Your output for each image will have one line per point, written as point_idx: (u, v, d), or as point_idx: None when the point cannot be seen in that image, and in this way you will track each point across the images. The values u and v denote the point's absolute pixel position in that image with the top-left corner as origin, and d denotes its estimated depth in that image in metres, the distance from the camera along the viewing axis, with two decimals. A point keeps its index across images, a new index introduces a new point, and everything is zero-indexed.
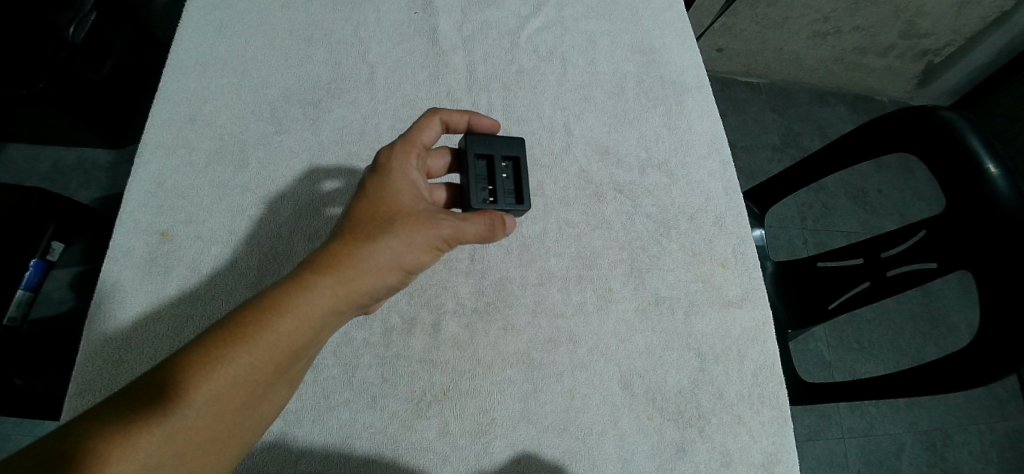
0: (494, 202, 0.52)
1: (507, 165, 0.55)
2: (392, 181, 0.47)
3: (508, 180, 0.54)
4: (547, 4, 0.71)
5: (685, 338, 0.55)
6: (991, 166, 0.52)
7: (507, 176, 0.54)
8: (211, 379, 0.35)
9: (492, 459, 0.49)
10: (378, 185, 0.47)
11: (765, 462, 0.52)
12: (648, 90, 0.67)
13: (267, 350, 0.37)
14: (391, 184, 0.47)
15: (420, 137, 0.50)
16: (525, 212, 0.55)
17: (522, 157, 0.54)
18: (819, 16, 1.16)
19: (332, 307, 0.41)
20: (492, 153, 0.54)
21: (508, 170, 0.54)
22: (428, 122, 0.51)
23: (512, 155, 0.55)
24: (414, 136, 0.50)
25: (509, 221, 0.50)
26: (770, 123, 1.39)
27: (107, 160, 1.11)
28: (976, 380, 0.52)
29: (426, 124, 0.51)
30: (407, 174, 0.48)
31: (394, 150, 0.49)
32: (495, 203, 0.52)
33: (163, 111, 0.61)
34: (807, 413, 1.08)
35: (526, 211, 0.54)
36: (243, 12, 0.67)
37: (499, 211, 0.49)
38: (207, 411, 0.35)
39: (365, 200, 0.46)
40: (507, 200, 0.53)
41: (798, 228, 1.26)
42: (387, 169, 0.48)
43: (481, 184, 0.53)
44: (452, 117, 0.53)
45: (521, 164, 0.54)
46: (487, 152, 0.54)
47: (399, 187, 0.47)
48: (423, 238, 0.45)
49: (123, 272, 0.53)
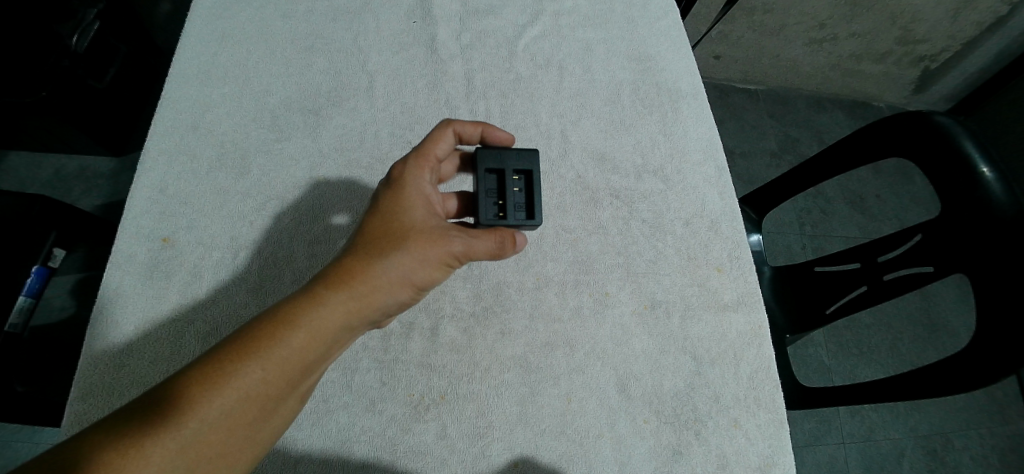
0: (503, 217, 0.53)
1: (520, 178, 0.55)
2: (403, 197, 0.47)
3: (518, 194, 0.54)
4: (545, 13, 0.72)
5: (681, 341, 0.56)
6: (985, 169, 0.53)
7: (518, 190, 0.54)
8: (224, 392, 0.35)
9: (490, 463, 0.49)
10: (391, 200, 0.47)
11: (761, 465, 0.52)
12: (643, 98, 0.68)
13: (280, 365, 0.38)
14: (403, 200, 0.47)
15: (434, 150, 0.51)
16: (536, 226, 0.55)
17: (534, 170, 0.54)
18: (816, 22, 1.18)
19: (344, 322, 0.41)
20: (503, 167, 0.54)
21: (520, 185, 0.55)
22: (442, 134, 0.51)
23: (524, 169, 0.55)
24: (428, 149, 0.50)
25: (520, 239, 0.51)
26: (768, 129, 1.41)
27: (108, 168, 1.13)
28: (973, 382, 0.52)
29: (440, 137, 0.51)
30: (419, 189, 0.49)
31: (408, 164, 0.49)
32: (505, 219, 0.53)
33: (167, 119, 0.62)
34: (806, 418, 1.08)
35: (536, 226, 0.55)
36: (247, 21, 0.68)
37: (510, 229, 0.50)
38: (219, 424, 0.35)
39: (376, 216, 0.47)
40: (517, 215, 0.53)
41: (796, 233, 1.27)
42: (399, 183, 0.48)
43: (491, 199, 0.54)
44: (465, 130, 0.53)
45: (533, 180, 0.54)
46: (499, 166, 0.54)
47: (411, 203, 0.47)
48: (434, 256, 0.45)
49: (124, 278, 0.54)
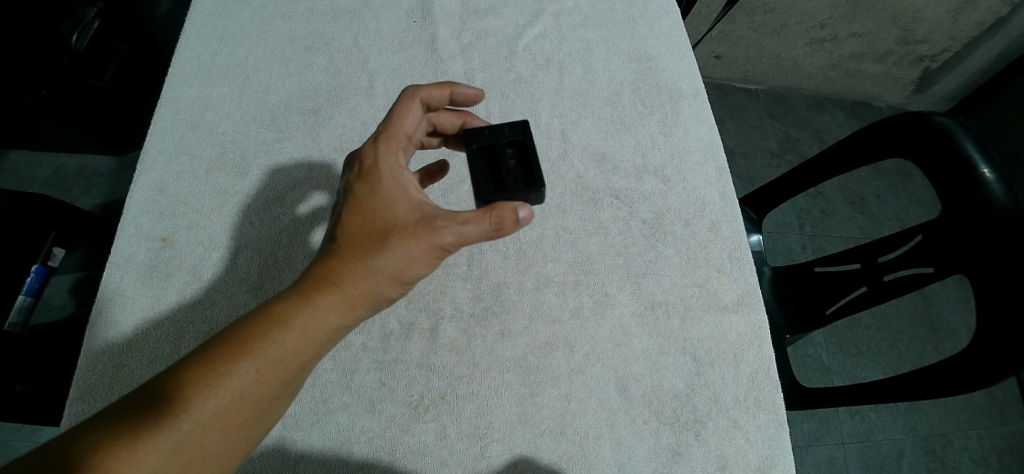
0: (501, 190, 0.46)
1: (514, 150, 0.49)
2: (385, 189, 0.45)
3: (515, 166, 0.48)
4: (545, 12, 0.72)
5: (681, 342, 0.56)
6: (985, 170, 0.53)
7: (514, 162, 0.48)
8: (216, 394, 0.35)
9: (490, 463, 0.49)
10: (373, 192, 0.45)
11: (761, 466, 0.52)
12: (644, 98, 0.68)
13: (272, 366, 0.38)
14: (384, 191, 0.45)
15: (403, 127, 0.48)
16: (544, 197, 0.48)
17: (528, 138, 0.48)
18: (816, 22, 1.18)
19: (335, 322, 0.41)
20: (493, 142, 0.49)
21: (514, 157, 0.49)
22: (409, 105, 0.49)
23: (517, 139, 0.49)
24: (396, 128, 0.48)
25: (521, 211, 0.43)
26: (768, 129, 1.40)
27: (108, 167, 1.12)
28: (974, 384, 0.52)
29: (406, 111, 0.48)
30: (401, 176, 0.46)
31: (382, 149, 0.46)
32: (503, 191, 0.46)
33: (167, 119, 0.62)
34: (807, 418, 1.09)
35: (543, 195, 0.47)
36: (246, 21, 0.68)
37: (510, 204, 0.43)
38: (211, 425, 0.35)
39: (358, 210, 0.44)
40: (517, 185, 0.47)
41: (796, 233, 1.27)
42: (378, 173, 0.45)
43: (486, 176, 0.48)
44: (432, 94, 0.51)
45: (528, 147, 0.48)
46: (489, 142, 0.49)
47: (392, 193, 0.45)
48: (423, 251, 0.42)
49: (124, 278, 0.54)
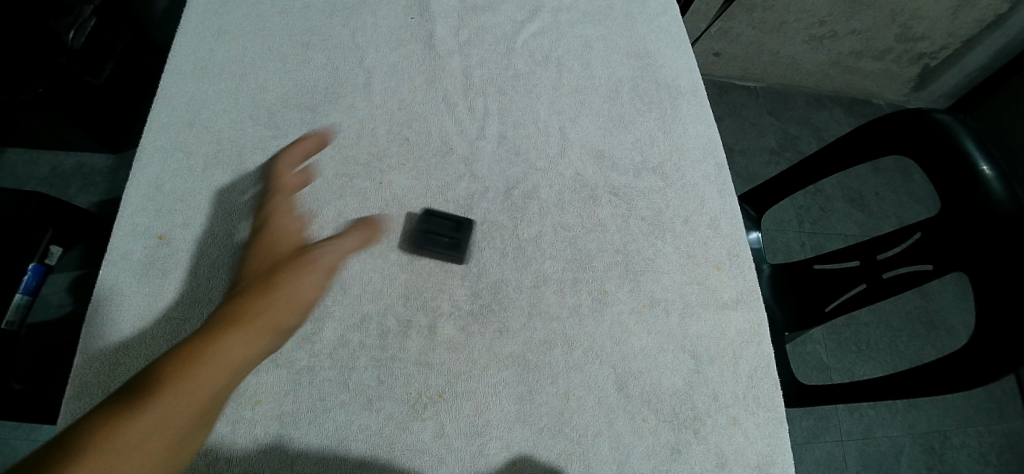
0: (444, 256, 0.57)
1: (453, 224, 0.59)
2: (271, 234, 0.52)
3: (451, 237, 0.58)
4: (544, 9, 0.72)
5: (680, 340, 0.56)
6: (985, 166, 0.53)
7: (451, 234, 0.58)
8: (142, 416, 0.34)
9: (489, 461, 0.49)
10: (263, 240, 0.51)
11: (760, 463, 0.52)
12: (642, 95, 0.67)
13: (196, 385, 0.38)
14: (269, 236, 0.52)
15: (288, 183, 0.55)
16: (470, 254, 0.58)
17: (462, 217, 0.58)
18: (816, 19, 1.18)
19: (249, 343, 0.43)
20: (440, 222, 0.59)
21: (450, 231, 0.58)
22: (290, 162, 0.56)
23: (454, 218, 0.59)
24: (280, 183, 0.55)
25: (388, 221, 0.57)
26: (767, 127, 1.40)
27: (105, 165, 1.12)
28: (973, 380, 0.52)
29: (283, 168, 0.56)
30: (287, 221, 0.53)
31: (266, 205, 0.54)
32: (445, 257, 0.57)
33: (163, 115, 0.61)
34: (806, 416, 1.09)
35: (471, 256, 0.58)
36: (243, 17, 0.68)
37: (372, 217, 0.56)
38: (141, 447, 0.33)
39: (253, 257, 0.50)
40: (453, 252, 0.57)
41: (796, 231, 1.26)
42: (264, 224, 0.52)
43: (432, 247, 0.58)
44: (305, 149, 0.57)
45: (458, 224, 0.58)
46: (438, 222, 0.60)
47: (278, 236, 0.52)
48: (314, 274, 0.49)
49: (121, 275, 0.53)
